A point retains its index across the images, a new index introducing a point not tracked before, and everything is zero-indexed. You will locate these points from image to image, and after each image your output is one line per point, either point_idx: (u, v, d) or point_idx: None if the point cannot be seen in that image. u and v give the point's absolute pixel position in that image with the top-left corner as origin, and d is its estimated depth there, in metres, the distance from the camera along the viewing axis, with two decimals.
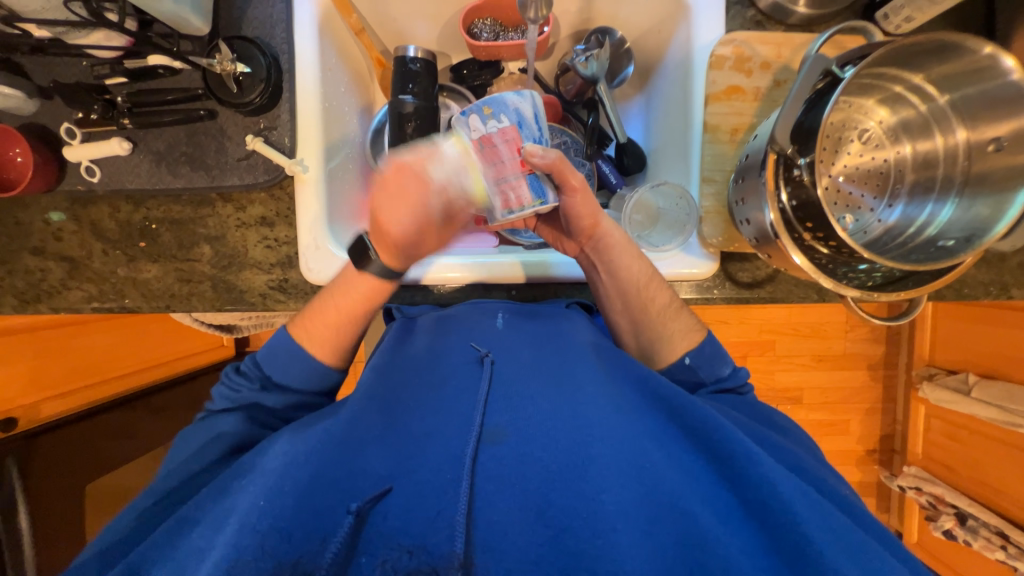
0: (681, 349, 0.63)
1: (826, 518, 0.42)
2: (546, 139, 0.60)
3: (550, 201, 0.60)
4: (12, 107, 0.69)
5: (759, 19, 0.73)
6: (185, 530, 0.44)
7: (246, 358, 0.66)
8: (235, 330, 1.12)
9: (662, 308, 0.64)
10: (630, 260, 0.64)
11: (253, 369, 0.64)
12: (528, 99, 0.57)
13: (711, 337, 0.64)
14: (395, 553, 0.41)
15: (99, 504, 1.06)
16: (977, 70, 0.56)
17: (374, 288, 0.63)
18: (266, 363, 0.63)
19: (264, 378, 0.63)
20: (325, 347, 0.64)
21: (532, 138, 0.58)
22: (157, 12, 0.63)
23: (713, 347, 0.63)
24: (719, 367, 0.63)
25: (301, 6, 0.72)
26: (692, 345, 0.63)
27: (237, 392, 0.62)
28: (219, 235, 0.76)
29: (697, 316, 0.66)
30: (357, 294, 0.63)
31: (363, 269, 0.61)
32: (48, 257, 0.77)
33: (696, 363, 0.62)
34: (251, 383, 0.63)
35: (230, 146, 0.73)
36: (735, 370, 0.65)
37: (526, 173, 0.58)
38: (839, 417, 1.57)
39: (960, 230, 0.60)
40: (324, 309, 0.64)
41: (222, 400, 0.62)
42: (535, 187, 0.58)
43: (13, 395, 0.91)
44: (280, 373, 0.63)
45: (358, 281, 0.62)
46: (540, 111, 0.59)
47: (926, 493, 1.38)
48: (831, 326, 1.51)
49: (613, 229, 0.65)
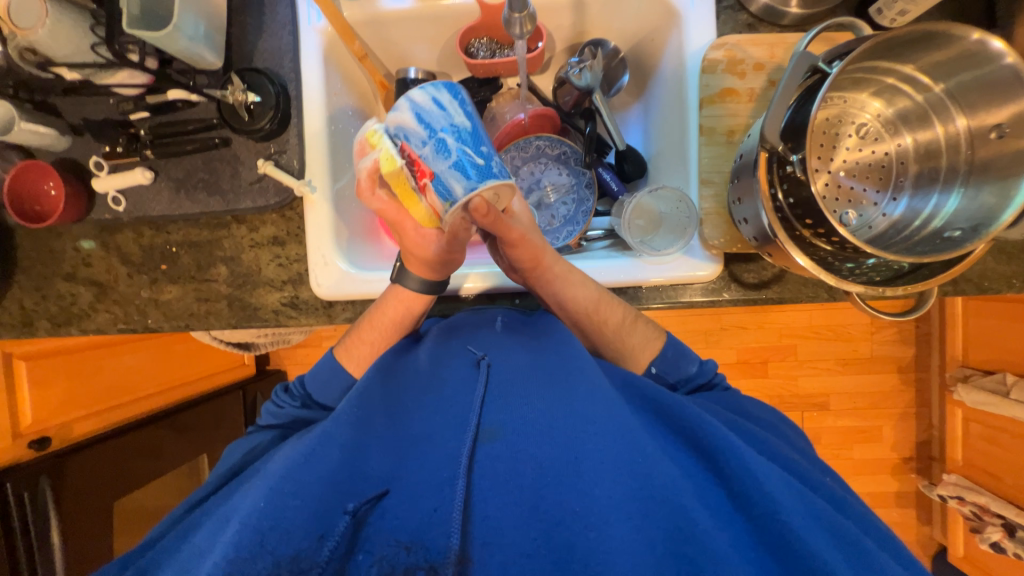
0: (646, 360, 0.64)
1: (810, 508, 0.43)
2: (440, 132, 0.54)
3: (459, 196, 0.55)
4: (47, 144, 0.75)
5: (752, 22, 0.73)
6: (192, 537, 0.45)
7: (294, 377, 0.68)
8: (253, 348, 1.16)
9: (617, 327, 0.65)
10: (573, 291, 0.65)
11: (298, 389, 0.66)
12: (406, 107, 0.55)
13: (671, 341, 0.65)
14: (393, 550, 0.43)
15: (126, 522, 1.08)
16: (967, 56, 0.55)
17: (409, 303, 0.65)
18: (309, 381, 0.65)
19: (305, 396, 0.65)
20: (363, 364, 0.65)
21: (418, 141, 0.55)
22: (174, 50, 0.68)
23: (676, 350, 0.65)
24: (684, 366, 0.64)
25: (308, 39, 0.77)
26: (654, 354, 0.64)
27: (280, 408, 0.64)
28: (234, 256, 0.79)
29: (655, 325, 0.67)
30: (392, 311, 0.65)
31: (403, 284, 0.65)
32: (78, 282, 0.81)
33: (662, 369, 0.64)
34: (293, 401, 0.65)
35: (243, 170, 0.77)
36: (703, 365, 0.65)
37: (427, 182, 0.56)
38: (870, 423, 1.50)
39: (967, 220, 0.58)
40: (362, 326, 0.66)
41: (268, 416, 0.65)
42: (439, 192, 0.56)
43: (48, 415, 0.98)
44: (320, 393, 0.64)
45: (393, 299, 0.65)
46: (424, 108, 0.55)
47: (969, 503, 1.30)
48: (855, 328, 1.46)
49: (554, 264, 0.65)
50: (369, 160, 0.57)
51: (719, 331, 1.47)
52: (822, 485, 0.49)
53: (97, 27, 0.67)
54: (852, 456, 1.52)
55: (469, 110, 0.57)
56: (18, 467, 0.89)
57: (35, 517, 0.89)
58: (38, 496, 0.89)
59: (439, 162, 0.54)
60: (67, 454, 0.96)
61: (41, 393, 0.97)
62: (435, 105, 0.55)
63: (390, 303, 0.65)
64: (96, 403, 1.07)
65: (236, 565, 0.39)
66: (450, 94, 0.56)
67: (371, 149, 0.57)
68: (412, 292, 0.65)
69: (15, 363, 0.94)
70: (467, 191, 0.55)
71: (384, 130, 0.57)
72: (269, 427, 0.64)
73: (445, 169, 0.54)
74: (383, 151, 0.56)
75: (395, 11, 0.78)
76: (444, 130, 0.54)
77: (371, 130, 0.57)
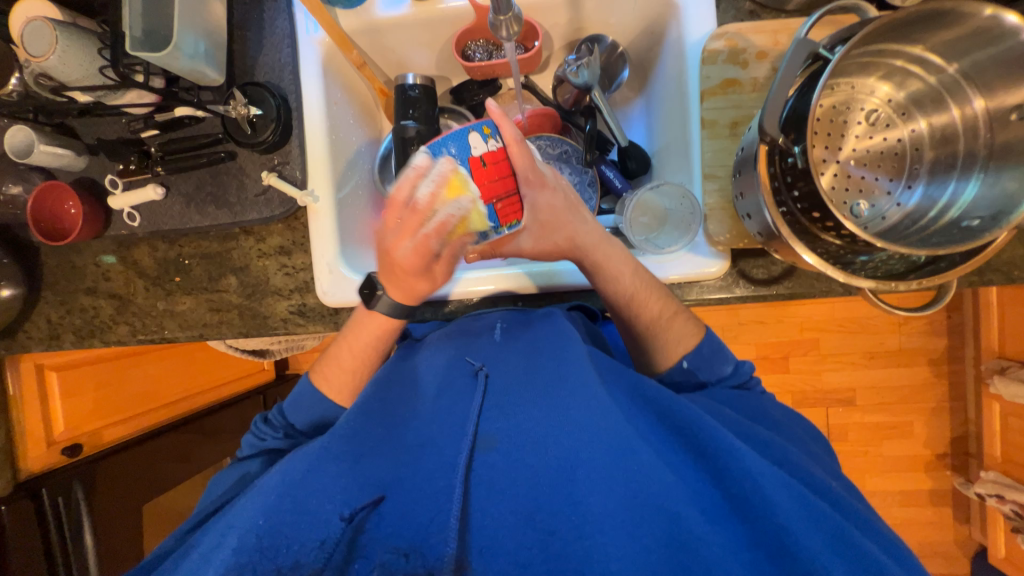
0: (680, 352, 0.62)
1: (810, 510, 0.42)
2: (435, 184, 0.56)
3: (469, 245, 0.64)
4: (65, 165, 0.78)
5: (754, 10, 0.71)
6: (190, 554, 0.47)
7: (273, 408, 0.69)
8: (268, 354, 1.18)
9: (651, 321, 0.63)
10: (621, 269, 0.63)
11: (278, 419, 0.67)
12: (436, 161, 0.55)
13: (710, 338, 0.63)
14: (391, 556, 0.45)
15: (155, 526, 1.13)
16: (981, 33, 0.52)
17: (382, 327, 0.66)
18: (290, 412, 0.66)
19: (288, 425, 0.66)
20: (343, 387, 0.67)
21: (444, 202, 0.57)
22: (176, 69, 0.70)
23: (711, 347, 0.62)
24: (720, 366, 0.62)
25: (306, 50, 0.78)
26: (689, 349, 0.62)
27: (263, 440, 0.65)
28: (243, 266, 0.81)
29: (694, 320, 0.64)
30: (369, 332, 0.66)
31: (372, 306, 0.65)
32: (99, 296, 0.85)
33: (695, 365, 0.61)
34: (276, 433, 0.65)
35: (249, 182, 0.78)
36: (737, 367, 0.63)
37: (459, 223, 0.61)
38: (901, 419, 1.44)
39: (986, 208, 0.55)
40: (338, 352, 0.67)
41: (249, 447, 0.66)
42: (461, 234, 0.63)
43: (78, 424, 1.02)
44: (303, 420, 0.66)
45: (368, 320, 0.66)
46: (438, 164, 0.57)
47: (1009, 501, 1.24)
48: (881, 320, 1.40)
49: (591, 232, 0.65)
50: (456, 209, 0.55)
51: (737, 327, 1.43)
52: (826, 487, 0.48)
53: (103, 50, 0.70)
54: (881, 453, 1.46)
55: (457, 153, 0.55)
56: (53, 474, 0.95)
57: (68, 521, 0.94)
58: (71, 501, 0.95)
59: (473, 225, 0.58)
60: (98, 459, 1.01)
61: (71, 400, 1.01)
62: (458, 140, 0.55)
63: (368, 327, 0.66)
64: (124, 410, 1.11)
65: (236, 570, 0.42)
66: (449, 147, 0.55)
67: (458, 197, 0.55)
68: (384, 316, 0.65)
69: (48, 374, 0.98)
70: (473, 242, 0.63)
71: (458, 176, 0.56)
72: (252, 456, 0.65)
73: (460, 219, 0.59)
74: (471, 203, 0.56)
75: (391, 18, 0.79)
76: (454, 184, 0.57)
77: (461, 177, 0.55)
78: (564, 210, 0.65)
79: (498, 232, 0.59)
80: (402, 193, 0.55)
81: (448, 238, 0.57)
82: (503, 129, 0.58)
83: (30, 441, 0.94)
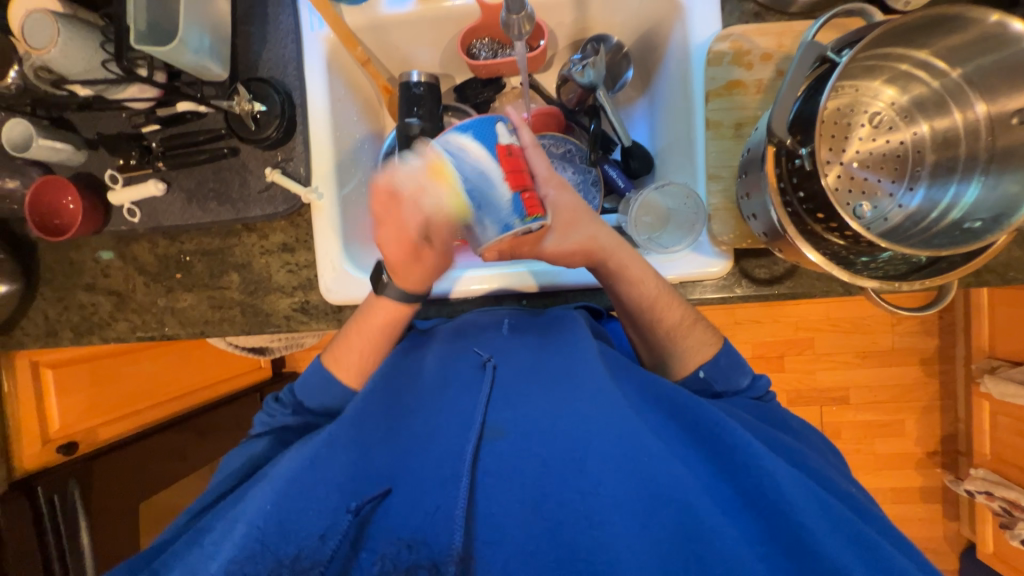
0: (695, 363, 0.63)
1: (824, 507, 0.43)
2: (478, 180, 0.53)
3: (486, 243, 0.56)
4: (63, 160, 0.77)
5: (758, 11, 0.72)
6: (201, 541, 0.47)
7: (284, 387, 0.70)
8: (267, 351, 1.17)
9: (672, 328, 0.64)
10: (642, 277, 0.63)
11: (289, 397, 0.68)
12: (469, 145, 0.53)
13: (727, 349, 0.64)
14: (395, 547, 0.45)
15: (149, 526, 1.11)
16: (984, 39, 0.54)
17: (392, 312, 0.66)
18: (300, 390, 0.67)
19: (297, 404, 0.67)
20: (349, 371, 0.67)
21: (491, 200, 0.53)
22: (181, 63, 0.69)
23: (730, 359, 0.63)
24: (736, 378, 0.63)
25: (311, 47, 0.77)
26: (706, 358, 0.63)
27: (273, 418, 0.67)
28: (245, 263, 0.81)
29: (713, 330, 0.65)
30: (376, 321, 0.66)
31: (381, 293, 0.65)
32: (98, 292, 0.84)
33: (711, 375, 0.63)
34: (285, 409, 0.67)
35: (252, 179, 0.77)
36: (755, 380, 0.64)
37: (497, 208, 0.53)
38: (893, 417, 1.46)
39: (987, 211, 0.56)
40: (352, 346, 0.67)
41: (261, 425, 0.67)
42: (484, 225, 0.54)
43: (70, 422, 1.00)
44: (303, 407, 0.66)
45: (376, 307, 0.66)
46: (461, 150, 0.53)
47: (998, 498, 1.26)
48: (874, 320, 1.42)
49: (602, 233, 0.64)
50: (436, 197, 0.55)
51: (732, 326, 1.44)
52: (831, 487, 0.49)
53: (107, 44, 0.69)
54: (874, 451, 1.48)
55: (489, 137, 0.53)
56: (47, 472, 0.94)
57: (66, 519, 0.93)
58: (68, 499, 0.94)
59: (506, 215, 0.53)
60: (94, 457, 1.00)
61: (66, 398, 1.00)
62: (482, 128, 0.53)
63: (377, 311, 0.66)
64: (119, 408, 1.09)
65: (240, 562, 0.42)
66: (476, 133, 0.53)
67: (440, 183, 0.54)
68: (395, 302, 0.65)
69: (42, 371, 0.97)
70: (501, 233, 0.54)
71: (473, 167, 0.53)
72: (261, 435, 0.65)
73: (500, 205, 0.53)
74: (454, 193, 0.53)
75: (396, 15, 0.78)
76: (484, 169, 0.52)
77: (444, 161, 0.54)
78: (584, 211, 0.64)
79: (525, 223, 0.53)
80: (386, 182, 0.55)
81: (428, 226, 0.59)
82: (521, 133, 0.59)
83: (26, 438, 0.93)
